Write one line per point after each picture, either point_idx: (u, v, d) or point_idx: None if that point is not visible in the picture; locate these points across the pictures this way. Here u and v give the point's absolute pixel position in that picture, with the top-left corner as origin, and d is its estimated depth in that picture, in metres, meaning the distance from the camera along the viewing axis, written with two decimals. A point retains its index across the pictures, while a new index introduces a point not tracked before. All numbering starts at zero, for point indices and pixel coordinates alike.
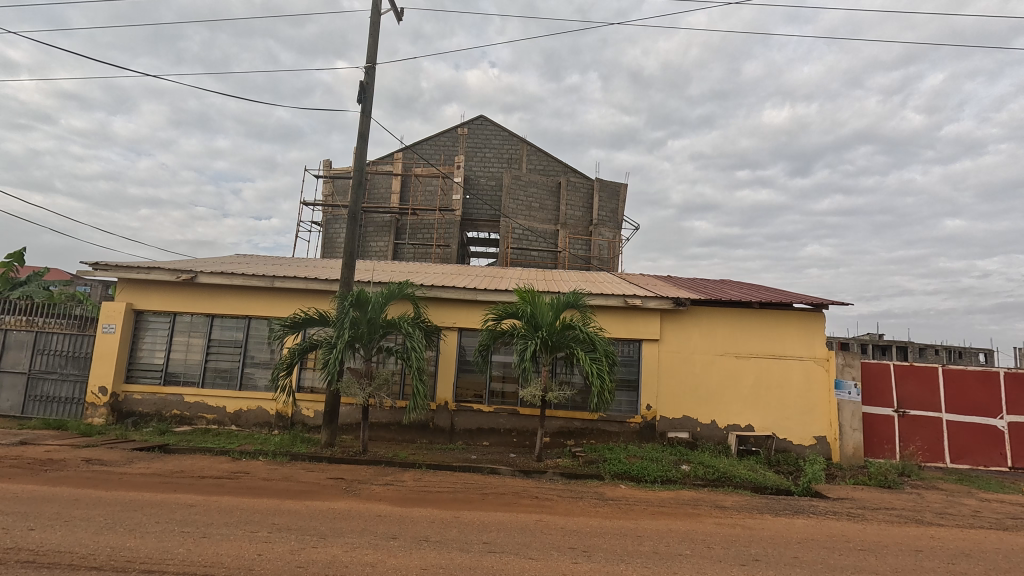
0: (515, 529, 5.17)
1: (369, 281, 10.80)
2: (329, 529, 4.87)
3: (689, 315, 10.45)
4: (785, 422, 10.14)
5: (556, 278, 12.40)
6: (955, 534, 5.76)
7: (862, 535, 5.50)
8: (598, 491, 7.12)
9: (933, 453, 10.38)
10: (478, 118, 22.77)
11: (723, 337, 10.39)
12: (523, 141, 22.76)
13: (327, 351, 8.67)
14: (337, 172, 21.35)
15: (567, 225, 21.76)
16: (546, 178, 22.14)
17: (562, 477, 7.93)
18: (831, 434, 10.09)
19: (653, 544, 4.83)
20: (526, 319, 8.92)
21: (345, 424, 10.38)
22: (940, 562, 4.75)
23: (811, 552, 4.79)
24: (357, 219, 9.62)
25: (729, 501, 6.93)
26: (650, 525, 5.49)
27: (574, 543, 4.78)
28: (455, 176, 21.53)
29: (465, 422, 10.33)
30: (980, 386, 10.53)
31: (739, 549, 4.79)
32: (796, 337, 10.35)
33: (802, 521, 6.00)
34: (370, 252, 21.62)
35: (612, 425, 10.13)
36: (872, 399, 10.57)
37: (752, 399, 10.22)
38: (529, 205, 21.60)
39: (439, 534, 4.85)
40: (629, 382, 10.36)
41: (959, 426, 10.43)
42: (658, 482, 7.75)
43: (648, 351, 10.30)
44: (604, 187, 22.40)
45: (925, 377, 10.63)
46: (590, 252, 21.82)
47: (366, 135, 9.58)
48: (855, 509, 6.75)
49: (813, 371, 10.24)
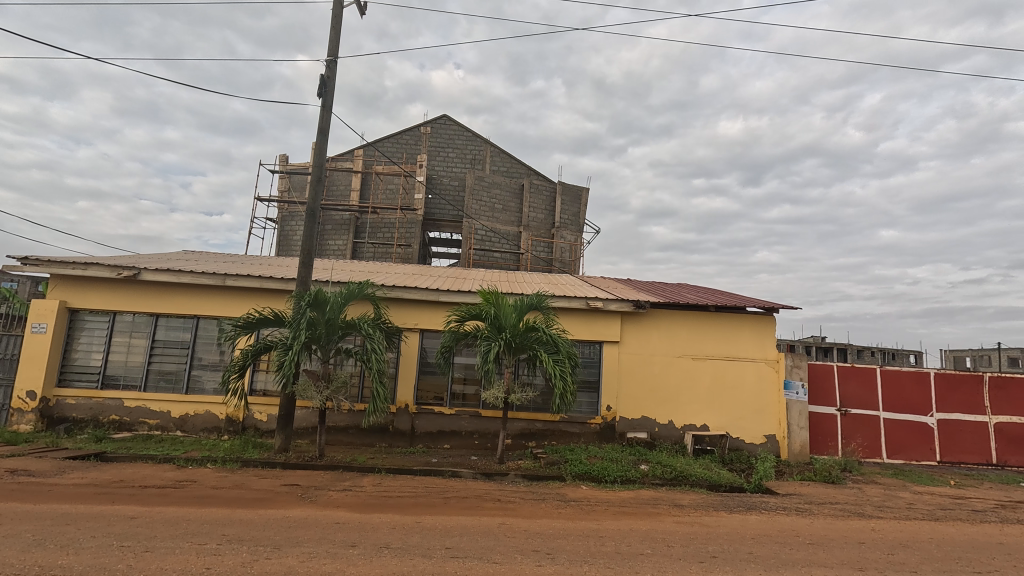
0: (478, 532, 5.12)
1: (327, 280, 10.49)
2: (284, 539, 4.67)
3: (649, 317, 10.67)
4: (739, 422, 10.51)
5: (519, 279, 12.38)
6: (894, 526, 6.11)
7: (810, 530, 5.74)
8: (560, 492, 7.15)
9: (872, 449, 11.01)
10: (442, 117, 22.48)
11: (681, 339, 10.67)
12: (486, 142, 22.65)
13: (282, 352, 8.37)
14: (294, 167, 20.70)
15: (529, 227, 21.86)
16: (509, 180, 22.15)
17: (524, 479, 7.93)
18: (780, 432, 10.53)
19: (614, 544, 4.89)
20: (489, 321, 8.87)
21: (300, 428, 10.03)
22: (881, 553, 5.01)
23: (764, 548, 4.96)
24: (316, 217, 9.31)
25: (686, 499, 7.11)
26: (611, 525, 5.55)
27: (538, 545, 4.77)
28: (418, 175, 21.24)
29: (426, 424, 10.18)
30: (914, 386, 11.27)
31: (697, 546, 4.90)
32: (750, 338, 10.75)
33: (755, 517, 6.22)
34: (329, 251, 21.05)
35: (573, 426, 10.23)
36: (817, 398, 11.11)
37: (708, 400, 10.55)
38: (492, 206, 21.64)
39: (401, 540, 4.74)
40: (589, 384, 10.47)
41: (895, 423, 11.11)
42: (617, 482, 7.89)
43: (610, 353, 10.46)
44: (566, 190, 22.62)
45: (864, 377, 11.27)
46: (552, 254, 21.99)
47: (326, 131, 9.31)
48: (803, 504, 7.07)
49: (765, 371, 10.67)
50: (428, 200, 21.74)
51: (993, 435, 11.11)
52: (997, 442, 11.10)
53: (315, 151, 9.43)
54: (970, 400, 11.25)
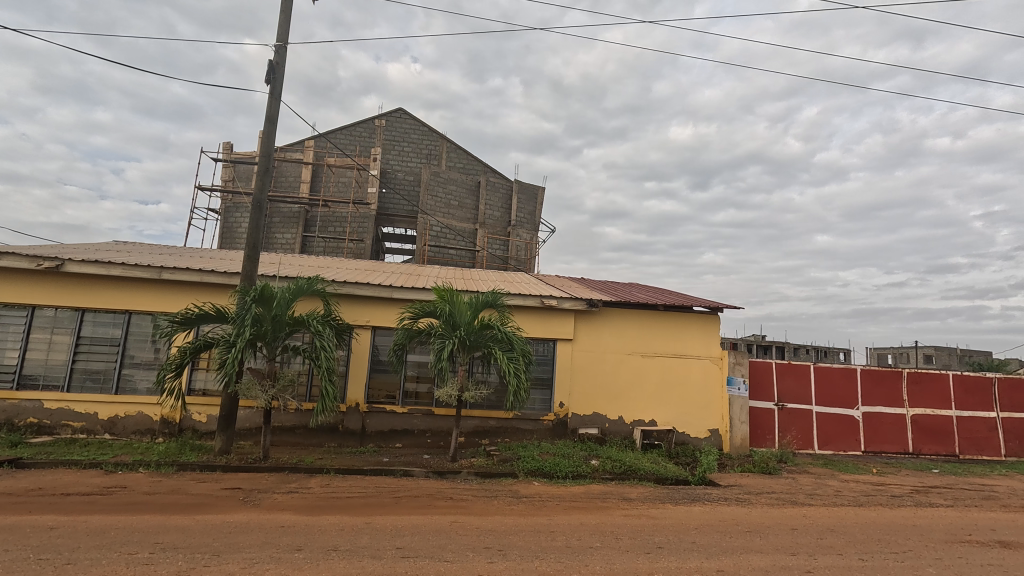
0: (429, 531, 5.07)
1: (274, 274, 10.09)
2: (223, 545, 4.46)
3: (601, 316, 10.90)
4: (684, 417, 10.92)
5: (474, 277, 12.34)
6: (823, 512, 6.53)
7: (747, 518, 6.04)
8: (512, 489, 7.20)
9: (805, 440, 11.71)
10: (397, 110, 22.02)
11: (631, 337, 10.96)
12: (443, 138, 22.40)
13: (224, 350, 7.97)
14: (239, 156, 19.75)
15: (485, 225, 21.82)
16: (466, 176, 22.02)
17: (477, 477, 7.92)
18: (722, 426, 11.02)
19: (565, 538, 4.96)
20: (444, 319, 8.79)
21: (243, 429, 9.61)
22: (811, 537, 5.34)
23: (706, 537, 5.17)
24: (263, 209, 8.93)
25: (635, 492, 7.33)
26: (562, 520, 5.64)
27: (489, 542, 4.78)
28: (372, 168, 20.75)
29: (377, 423, 9.99)
30: (843, 381, 12.07)
31: (644, 538, 5.06)
32: (696, 337, 11.19)
33: (698, 508, 6.48)
34: (276, 244, 20.24)
35: (526, 423, 10.31)
36: (757, 393, 11.70)
37: (657, 396, 10.89)
38: (448, 202, 21.44)
39: (349, 542, 4.63)
40: (543, 381, 10.58)
41: (826, 416, 11.86)
42: (569, 477, 8.02)
43: (563, 350, 10.60)
44: (522, 189, 22.73)
45: (799, 374, 11.97)
46: (508, 252, 22.04)
47: (275, 119, 8.93)
48: (743, 494, 7.45)
49: (709, 368, 11.14)
50: (382, 194, 21.28)
51: (910, 426, 12.10)
52: (913, 432, 12.09)
53: (262, 140, 9.03)
54: (891, 394, 12.18)
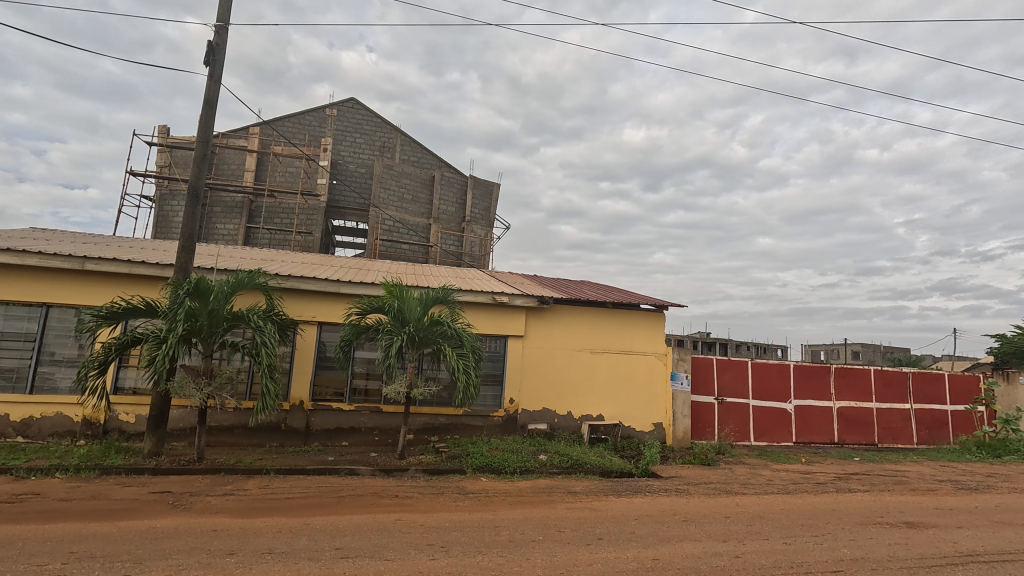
0: (371, 531, 4.98)
1: (211, 267, 9.59)
2: (147, 552, 4.22)
3: (552, 313, 11.03)
4: (630, 411, 11.23)
5: (426, 272, 12.19)
6: (754, 500, 6.90)
7: (685, 508, 6.30)
8: (459, 485, 7.19)
9: (742, 433, 12.32)
10: (349, 99, 21.38)
11: (581, 334, 11.16)
12: (396, 130, 21.93)
13: (154, 346, 7.51)
14: (176, 140, 18.63)
15: (439, 220, 21.60)
16: (420, 170, 21.70)
17: (425, 474, 7.85)
18: (666, 420, 11.43)
19: (508, 533, 5.01)
20: (392, 314, 8.65)
21: (176, 430, 9.11)
22: (741, 524, 5.64)
23: (644, 527, 5.34)
24: (200, 197, 8.46)
25: (580, 486, 7.49)
26: (506, 514, 5.68)
27: (432, 539, 4.75)
28: (321, 159, 20.08)
29: (322, 421, 9.71)
30: (778, 376, 12.78)
31: (586, 530, 5.17)
32: (643, 334, 11.53)
33: (639, 499, 6.71)
34: (217, 235, 19.26)
35: (476, 419, 10.31)
36: (699, 388, 12.19)
37: (604, 391, 11.15)
38: (401, 196, 21.07)
39: (286, 544, 4.49)
40: (493, 377, 10.60)
41: (761, 410, 12.51)
42: (517, 473, 8.09)
43: (514, 347, 10.66)
44: (477, 185, 22.64)
45: (738, 369, 12.56)
46: (462, 248, 21.92)
47: (214, 103, 8.47)
48: (682, 485, 7.76)
49: (654, 364, 11.52)
50: (332, 186, 20.65)
51: (836, 418, 12.96)
52: (839, 423, 12.96)
53: (199, 124, 8.54)
54: (819, 388, 13.00)
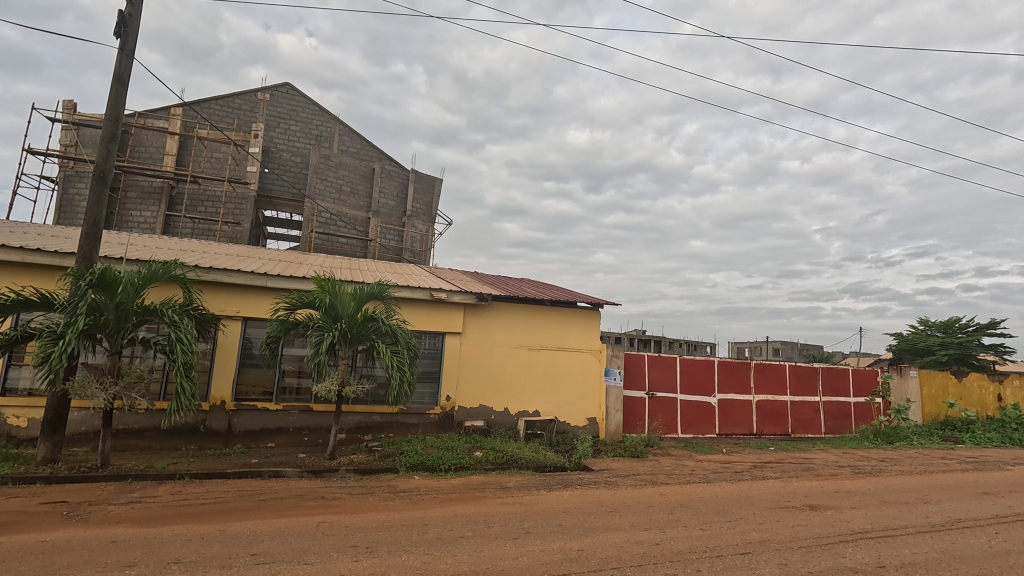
0: (292, 534, 4.78)
1: (121, 257, 8.84)
2: (30, 569, 3.82)
3: (490, 310, 11.05)
4: (566, 407, 11.46)
5: (362, 267, 11.85)
6: (676, 489, 7.25)
7: (611, 499, 6.52)
8: (390, 484, 7.05)
9: (670, 425, 12.91)
10: (283, 84, 20.33)
11: (519, 331, 11.26)
12: (334, 119, 21.08)
13: (50, 342, 6.80)
14: (84, 118, 17.03)
15: (379, 214, 21.06)
16: (359, 162, 21.04)
17: (355, 473, 7.64)
18: (599, 414, 11.76)
19: (437, 530, 4.97)
20: (323, 310, 8.32)
21: (77, 434, 8.34)
22: (663, 513, 5.91)
23: (572, 520, 5.47)
24: (107, 180, 7.73)
25: (513, 481, 7.56)
26: (437, 512, 5.63)
27: (357, 541, 4.62)
28: (252, 145, 19.01)
29: (246, 422, 9.21)
30: (703, 372, 13.49)
31: (514, 524, 5.23)
32: (579, 331, 11.80)
33: (570, 492, 6.87)
34: (131, 223, 17.80)
35: (411, 417, 10.16)
36: (631, 383, 12.64)
37: (540, 387, 11.31)
38: (338, 188, 20.35)
39: (196, 552, 4.22)
40: (430, 374, 10.48)
41: (688, 403, 13.17)
42: (451, 470, 8.04)
43: (451, 344, 10.59)
44: (419, 179, 22.24)
45: (667, 365, 13.13)
46: (402, 243, 21.48)
47: (125, 78, 7.79)
48: (611, 477, 8.03)
49: (589, 361, 11.82)
50: (263, 174, 19.60)
51: (754, 410, 13.86)
52: (757, 415, 13.87)
53: (107, 100, 7.81)
54: (740, 383, 13.85)
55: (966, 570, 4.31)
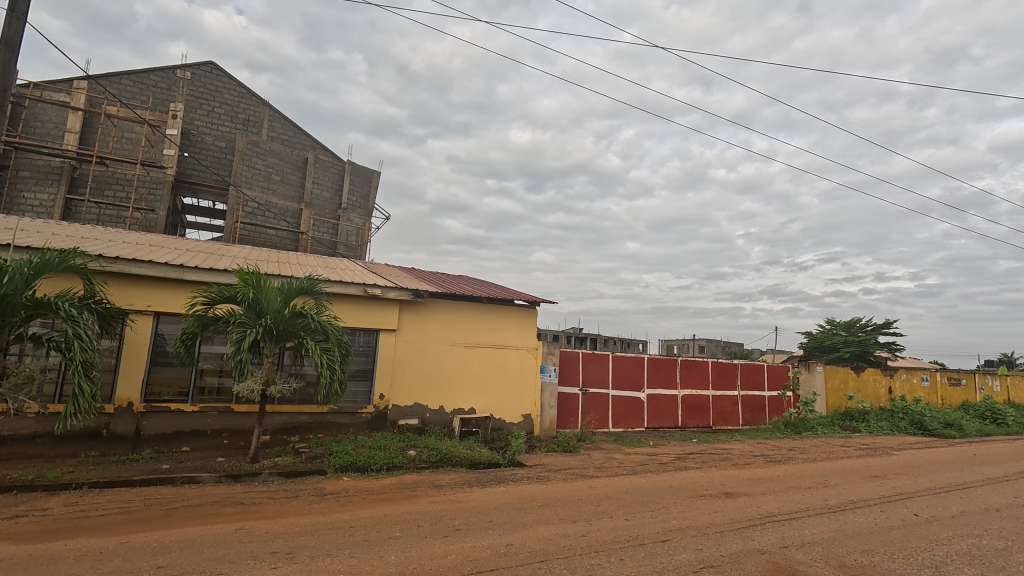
0: (206, 543, 4.49)
1: (8, 244, 7.91)
2: None
3: (426, 307, 10.90)
4: (501, 404, 11.53)
5: (291, 260, 11.30)
6: (605, 482, 7.50)
7: (542, 494, 6.64)
8: (317, 487, 6.78)
9: (602, 420, 13.32)
10: (207, 63, 18.95)
11: (455, 328, 11.19)
12: (264, 103, 19.89)
13: None
14: None
15: (312, 205, 20.17)
16: (291, 150, 20.04)
17: (279, 477, 7.28)
18: (534, 411, 11.92)
19: (364, 532, 4.84)
20: (246, 305, 7.84)
21: None
22: (592, 505, 6.10)
23: (503, 515, 5.51)
24: None
25: (446, 479, 7.52)
26: (366, 513, 5.50)
27: (277, 547, 4.41)
28: (169, 127, 17.62)
29: (158, 425, 8.53)
30: (634, 368, 14.02)
31: (445, 522, 5.20)
32: (515, 328, 11.91)
33: (502, 488, 6.93)
34: (23, 206, 15.96)
35: (342, 417, 9.82)
36: (565, 380, 12.92)
37: (476, 385, 11.31)
38: (267, 176, 19.28)
39: (90, 569, 3.85)
40: (362, 372, 10.17)
41: (618, 398, 13.65)
42: (382, 470, 7.86)
43: (386, 341, 10.34)
44: (356, 171, 21.50)
45: (600, 362, 13.54)
46: (337, 237, 20.70)
47: (13, 44, 6.90)
48: (543, 472, 8.17)
49: (525, 358, 11.96)
50: (182, 158, 18.21)
51: (680, 404, 14.59)
52: (682, 409, 14.62)
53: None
54: (668, 378, 14.53)
55: (854, 545, 4.78)
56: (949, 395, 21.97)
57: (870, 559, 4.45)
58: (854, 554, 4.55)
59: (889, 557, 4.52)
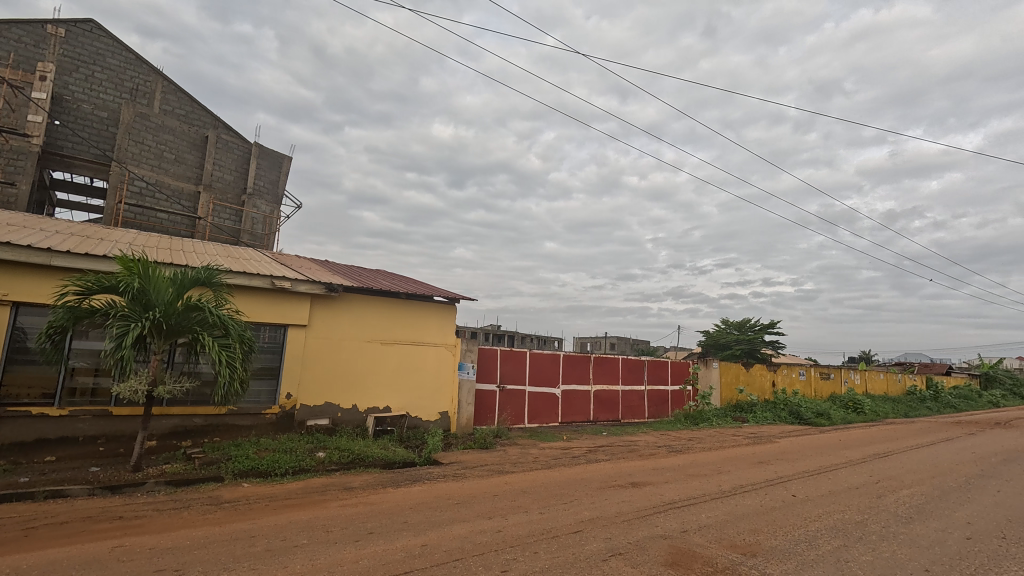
0: (73, 566, 3.94)
1: None
2: None
3: (340, 301, 10.42)
4: (418, 401, 11.31)
5: (186, 248, 10.28)
6: (521, 477, 7.62)
7: (459, 491, 6.61)
8: (212, 495, 6.23)
9: (518, 417, 13.52)
10: (86, 21, 16.69)
11: (370, 324, 10.80)
12: (156, 73, 17.89)
13: None
14: None
15: (212, 188, 18.48)
16: (188, 127, 18.24)
17: (167, 486, 6.59)
18: (451, 408, 11.81)
19: (266, 541, 4.53)
20: (130, 296, 6.99)
21: None
22: (507, 500, 6.16)
23: (417, 515, 5.41)
24: None
25: (359, 480, 7.23)
26: (269, 521, 5.15)
27: (164, 564, 3.99)
28: (35, 90, 15.33)
29: (14, 433, 7.37)
30: (550, 365, 14.39)
31: (356, 526, 5.00)
32: (434, 325, 11.74)
33: (418, 488, 6.79)
34: None
35: (243, 418, 9.11)
36: (483, 377, 12.95)
37: (392, 383, 10.99)
38: (159, 154, 17.38)
39: None
40: (267, 371, 9.50)
41: (534, 394, 13.94)
42: (288, 474, 7.40)
43: (294, 337, 9.74)
44: (264, 154, 20.04)
45: (518, 359, 13.74)
46: (241, 225, 19.10)
47: None
48: (460, 470, 8.13)
49: (443, 355, 11.81)
50: (51, 127, 15.90)
51: (592, 399, 15.21)
52: (593, 404, 15.24)
53: None
54: (581, 374, 15.08)
55: (742, 526, 5.24)
56: (820, 388, 24.87)
57: (757, 538, 4.90)
58: (743, 534, 4.98)
59: (771, 535, 5.02)
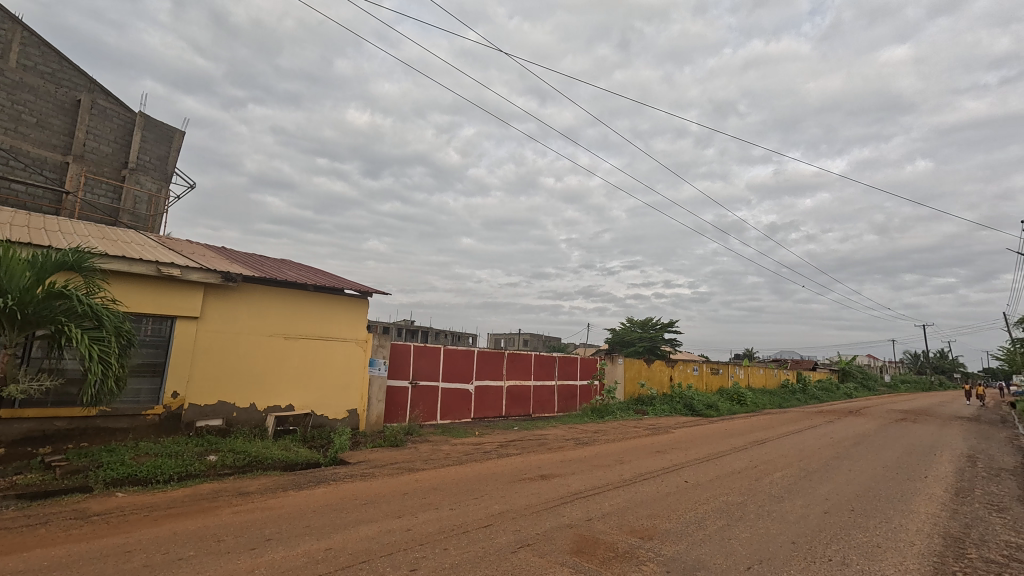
0: None
1: None
2: None
3: (238, 293, 9.64)
4: (324, 399, 10.77)
5: (49, 227, 8.95)
6: (432, 474, 7.54)
7: (367, 491, 6.40)
8: (77, 508, 5.48)
9: (430, 413, 13.35)
10: None
11: (273, 318, 10.10)
12: (13, 22, 15.26)
13: None
14: None
15: (84, 160, 16.25)
16: (55, 88, 15.88)
17: (18, 501, 5.69)
18: (360, 406, 11.39)
19: (145, 556, 4.08)
20: None
21: None
22: (417, 498, 6.09)
23: (320, 518, 5.16)
24: None
25: (256, 484, 6.75)
26: (149, 534, 4.64)
27: None
28: None
29: None
30: (463, 361, 14.38)
31: (252, 533, 4.66)
32: (343, 320, 11.24)
33: (322, 489, 6.48)
34: None
35: (118, 420, 8.13)
36: (395, 373, 12.63)
37: (296, 380, 10.37)
38: (16, 116, 14.94)
39: None
40: (149, 367, 8.55)
41: (448, 390, 13.86)
42: (172, 481, 6.71)
43: (183, 331, 8.87)
44: (150, 126, 17.99)
45: (431, 355, 13.57)
46: (120, 203, 16.80)
47: None
48: (368, 469, 7.87)
49: (353, 351, 11.35)
50: None
51: (504, 395, 15.42)
52: (506, 399, 15.47)
53: None
54: (494, 370, 15.23)
55: (641, 512, 5.60)
56: (710, 382, 27.23)
57: (654, 522, 5.26)
58: (641, 519, 5.32)
59: (666, 519, 5.41)
